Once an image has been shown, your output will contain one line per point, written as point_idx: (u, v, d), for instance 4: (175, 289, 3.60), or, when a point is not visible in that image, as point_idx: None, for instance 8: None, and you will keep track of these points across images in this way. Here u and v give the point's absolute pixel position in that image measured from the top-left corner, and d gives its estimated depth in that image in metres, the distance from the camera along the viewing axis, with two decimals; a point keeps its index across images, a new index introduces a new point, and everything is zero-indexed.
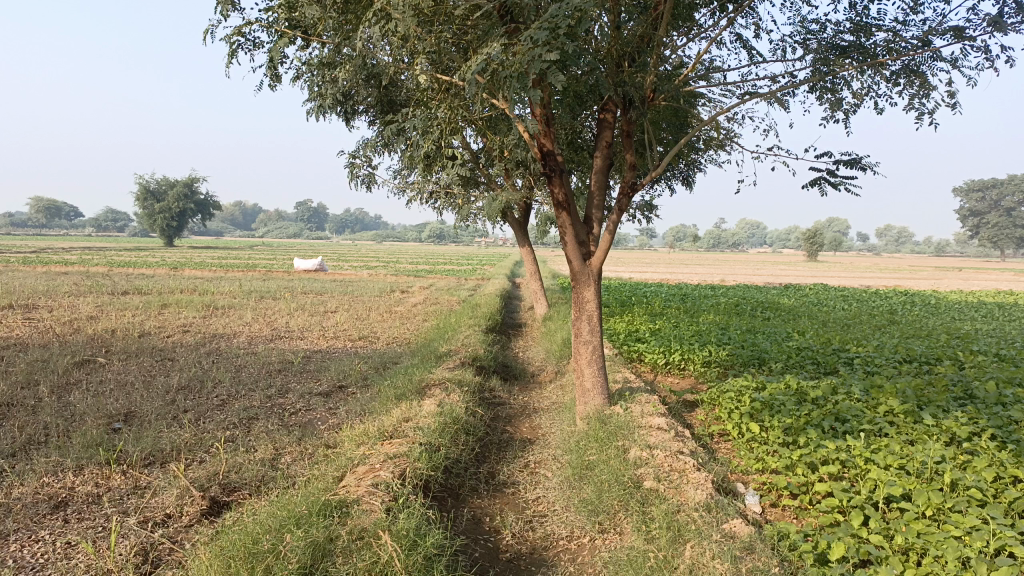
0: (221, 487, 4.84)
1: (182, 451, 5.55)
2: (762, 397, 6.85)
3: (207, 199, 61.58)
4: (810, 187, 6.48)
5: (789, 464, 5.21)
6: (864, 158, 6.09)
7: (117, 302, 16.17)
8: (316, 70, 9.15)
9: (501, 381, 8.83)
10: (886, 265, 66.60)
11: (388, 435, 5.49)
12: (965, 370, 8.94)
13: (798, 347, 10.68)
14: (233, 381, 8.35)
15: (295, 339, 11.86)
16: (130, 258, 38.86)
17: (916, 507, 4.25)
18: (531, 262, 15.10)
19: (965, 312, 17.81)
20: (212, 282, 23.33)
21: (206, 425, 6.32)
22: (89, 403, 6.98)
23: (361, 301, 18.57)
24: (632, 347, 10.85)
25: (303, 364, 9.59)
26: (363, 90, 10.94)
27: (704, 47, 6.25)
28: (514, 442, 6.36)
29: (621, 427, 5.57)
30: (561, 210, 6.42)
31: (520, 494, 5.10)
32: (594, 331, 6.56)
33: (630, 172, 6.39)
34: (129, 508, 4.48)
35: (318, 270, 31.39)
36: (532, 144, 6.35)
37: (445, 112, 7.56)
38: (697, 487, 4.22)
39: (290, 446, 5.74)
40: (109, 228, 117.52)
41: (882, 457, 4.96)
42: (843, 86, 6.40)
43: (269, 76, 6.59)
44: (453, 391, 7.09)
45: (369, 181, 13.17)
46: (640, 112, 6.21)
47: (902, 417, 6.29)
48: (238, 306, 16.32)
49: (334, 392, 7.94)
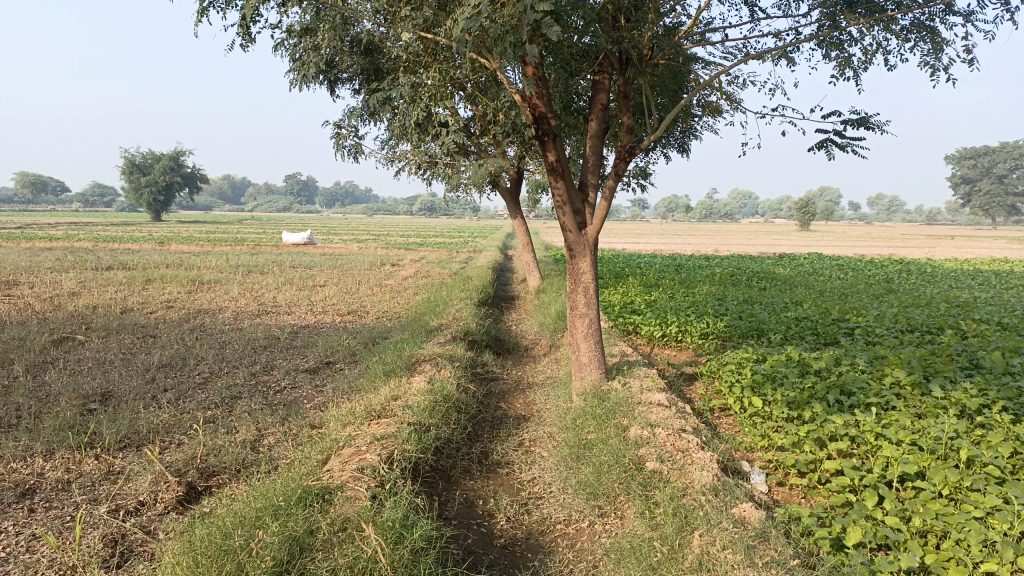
0: (199, 472, 4.60)
1: (159, 432, 5.29)
2: (763, 370, 6.62)
3: (194, 171, 60.77)
4: (816, 149, 6.19)
5: (796, 441, 4.98)
6: (873, 118, 5.80)
7: (100, 278, 15.78)
8: (299, 36, 8.75)
9: (493, 355, 8.59)
10: (878, 236, 66.58)
11: (376, 415, 5.23)
12: (969, 339, 8.75)
13: (796, 317, 10.46)
14: (217, 358, 8.07)
15: (282, 313, 11.58)
16: (116, 232, 38.47)
17: (932, 486, 4.05)
18: (523, 233, 14.55)
19: (962, 280, 17.60)
20: (198, 256, 22.89)
21: (185, 405, 6.04)
22: (65, 383, 6.69)
23: (350, 274, 18.24)
24: (628, 318, 10.60)
25: (290, 340, 9.30)
26: (347, 57, 10.55)
27: (704, 2, 5.92)
28: (508, 420, 6.13)
29: (620, 403, 5.33)
30: (555, 176, 6.12)
31: (515, 474, 4.87)
32: (591, 303, 6.30)
33: (628, 136, 6.07)
34: (99, 496, 4.22)
35: (307, 243, 31.06)
36: (524, 107, 6.03)
37: (433, 74, 7.17)
38: (702, 468, 3.99)
39: (273, 427, 5.47)
40: (96, 202, 116.46)
41: (893, 432, 4.73)
42: (851, 43, 6.09)
43: (244, 37, 6.19)
44: (444, 366, 6.83)
45: (356, 151, 12.79)
46: (638, 72, 5.90)
47: (909, 390, 6.09)
48: (225, 280, 15.98)
49: (322, 368, 7.68)
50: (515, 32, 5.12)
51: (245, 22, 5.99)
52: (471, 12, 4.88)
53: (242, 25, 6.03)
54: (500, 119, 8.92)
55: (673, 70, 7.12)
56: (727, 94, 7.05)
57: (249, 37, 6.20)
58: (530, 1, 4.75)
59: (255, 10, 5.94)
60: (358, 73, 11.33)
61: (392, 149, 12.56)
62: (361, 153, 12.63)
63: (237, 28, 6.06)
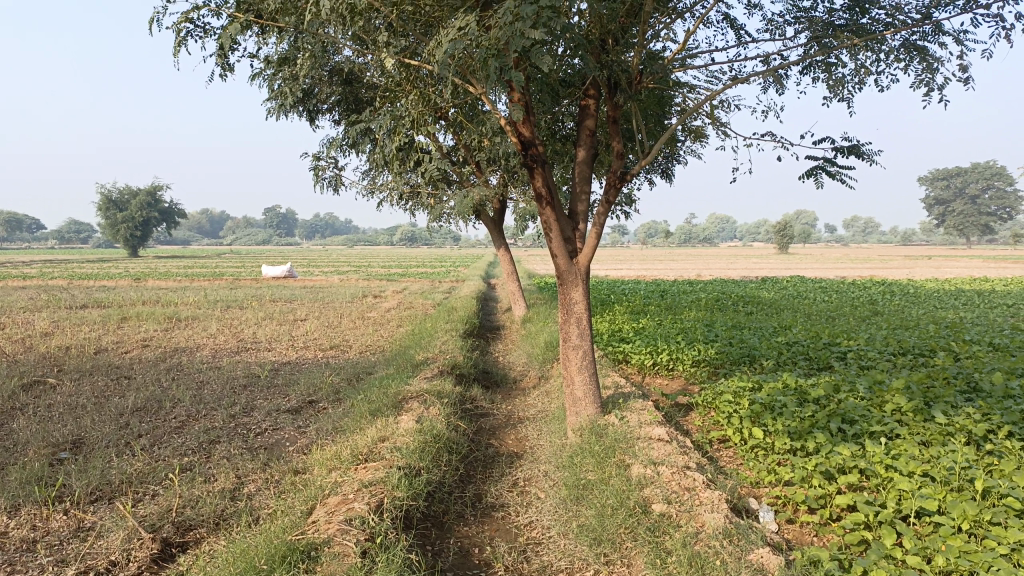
0: (175, 526, 4.31)
1: (133, 483, 5.00)
2: (761, 399, 6.42)
3: (172, 206, 60.35)
4: (808, 177, 6.05)
5: (804, 475, 4.77)
6: (865, 144, 5.68)
7: (74, 317, 15.37)
8: (278, 68, 8.59)
9: (482, 389, 8.35)
10: (856, 257, 67.26)
11: (363, 458, 4.97)
12: (963, 361, 8.64)
13: (787, 342, 10.32)
14: (194, 399, 7.76)
15: (262, 350, 11.28)
16: (90, 269, 38.02)
17: (951, 520, 3.86)
18: (508, 262, 14.36)
19: (945, 300, 17.67)
20: (176, 292, 22.49)
21: (161, 452, 5.75)
22: (33, 431, 6.36)
23: (331, 307, 17.95)
24: (617, 347, 10.41)
25: (271, 378, 9.00)
26: (327, 89, 10.42)
27: (691, 28, 5.81)
28: (501, 458, 5.89)
29: (619, 440, 5.11)
30: (545, 204, 5.94)
31: (511, 518, 4.62)
32: (584, 335, 6.10)
33: (619, 162, 5.93)
34: (68, 556, 3.92)
35: (287, 277, 30.77)
36: (511, 134, 5.88)
37: (416, 103, 6.99)
38: (712, 510, 3.79)
39: (254, 473, 5.19)
40: (71, 240, 115.21)
41: (904, 463, 4.55)
42: (840, 66, 6.00)
43: (223, 67, 5.98)
44: (432, 403, 6.58)
45: (336, 183, 12.61)
46: (627, 95, 5.78)
47: (912, 416, 5.93)
48: (203, 316, 15.63)
49: (304, 408, 7.39)
50: (502, 56, 4.98)
51: (222, 52, 5.78)
52: (457, 36, 4.74)
53: (219, 55, 5.81)
54: (483, 147, 8.77)
55: (659, 94, 7.02)
56: (714, 119, 6.93)
57: (227, 67, 5.98)
58: (516, 26, 4.61)
59: (232, 39, 5.73)
60: (337, 104, 11.19)
61: (373, 181, 12.40)
62: (341, 185, 12.44)
63: (214, 57, 5.85)
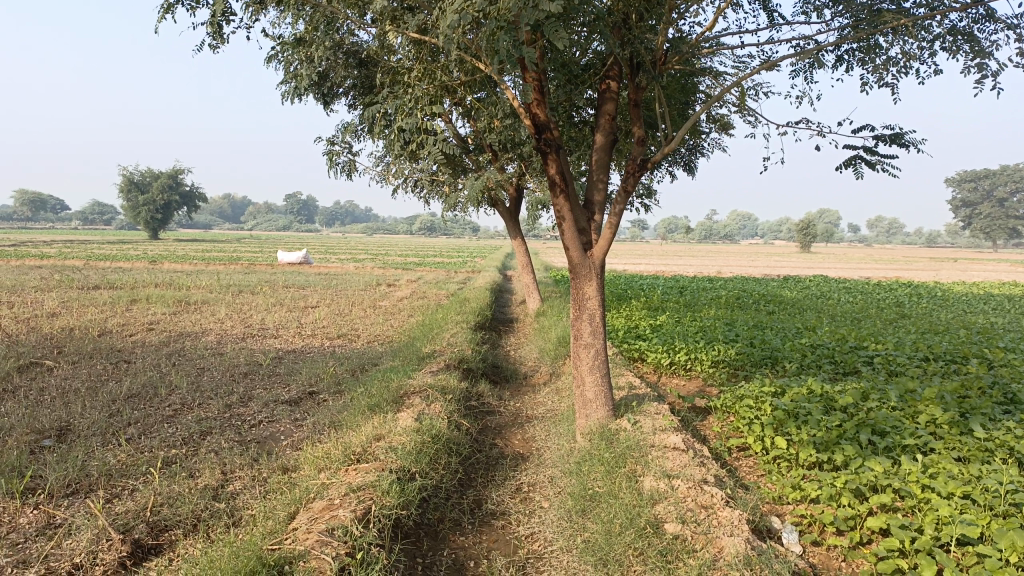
0: (149, 527, 4.01)
1: (112, 476, 4.71)
2: (784, 406, 6.01)
3: (193, 189, 60.48)
4: (844, 168, 5.54)
5: (832, 493, 4.37)
6: (910, 132, 5.17)
7: (84, 297, 15.19)
8: (293, 48, 8.26)
9: (490, 384, 8.02)
10: (880, 257, 66.32)
11: (355, 459, 4.64)
12: (997, 370, 8.17)
13: (811, 344, 9.87)
14: (191, 387, 7.48)
15: (268, 337, 11.00)
16: (108, 249, 38.14)
17: (998, 552, 3.45)
18: (523, 254, 13.99)
19: (975, 304, 17.10)
20: (189, 275, 22.31)
21: (147, 443, 5.46)
22: (20, 416, 6.10)
23: (344, 295, 17.69)
24: (633, 345, 10.04)
25: (273, 366, 8.72)
26: (341, 69, 10.09)
27: (720, 6, 5.36)
28: (505, 459, 5.55)
29: (631, 448, 4.75)
30: (558, 191, 5.56)
31: (511, 528, 4.27)
32: (597, 333, 5.72)
33: (639, 148, 5.54)
34: (30, 557, 3.62)
35: (302, 263, 30.65)
36: (524, 116, 5.50)
37: (427, 81, 6.58)
38: (731, 532, 3.44)
39: (241, 470, 4.89)
40: (94, 220, 116.30)
41: (942, 484, 4.14)
42: (884, 51, 5.51)
43: (216, 37, 5.59)
44: (435, 399, 6.24)
45: (350, 168, 12.32)
46: (651, 77, 5.40)
47: (947, 429, 5.51)
48: (213, 301, 15.42)
49: (304, 399, 7.10)
50: (504, 29, 4.56)
51: (216, 20, 5.39)
52: (461, 4, 4.39)
53: (213, 23, 5.42)
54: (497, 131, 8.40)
55: (682, 80, 6.63)
56: (740, 107, 6.48)
57: (221, 37, 5.59)
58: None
59: (227, 7, 5.35)
60: (352, 87, 10.86)
61: (387, 166, 12.08)
62: (354, 170, 12.12)
63: (207, 26, 5.46)
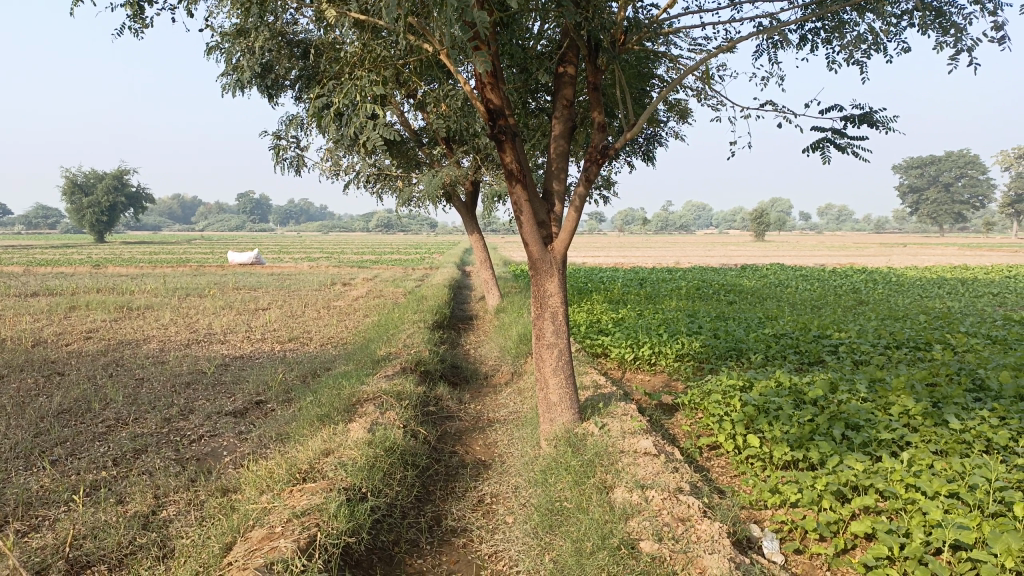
0: (69, 563, 3.59)
1: (31, 506, 4.26)
2: (754, 401, 5.77)
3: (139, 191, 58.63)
4: (812, 151, 5.30)
5: (813, 495, 4.13)
6: (879, 112, 4.95)
7: (19, 306, 14.41)
8: (232, 38, 7.80)
9: (448, 387, 7.68)
10: (833, 244, 67.43)
11: (301, 478, 4.27)
12: (962, 356, 8.08)
13: (775, 334, 9.71)
14: (129, 400, 6.99)
15: (215, 342, 10.47)
16: (50, 254, 36.74)
17: (993, 557, 3.22)
18: (481, 249, 13.63)
19: (930, 289, 17.25)
20: (134, 279, 21.45)
21: (74, 465, 4.99)
22: None
23: (297, 296, 17.13)
24: (595, 340, 9.76)
25: (219, 374, 8.26)
26: (284, 60, 9.60)
27: None
28: (465, 469, 5.22)
29: (599, 455, 4.46)
30: (514, 182, 5.22)
31: (473, 546, 3.95)
32: (559, 332, 5.42)
33: (599, 135, 5.24)
34: None
35: (254, 264, 29.85)
36: (476, 102, 5.15)
37: (374, 67, 6.17)
38: (712, 549, 3.17)
39: (176, 493, 4.47)
40: (37, 224, 112.58)
41: (927, 482, 3.92)
42: (850, 27, 5.28)
43: (137, 21, 5.14)
44: (390, 407, 5.87)
45: (299, 164, 11.82)
46: (610, 58, 5.09)
47: (922, 420, 5.32)
48: (159, 306, 14.74)
49: (250, 410, 6.67)
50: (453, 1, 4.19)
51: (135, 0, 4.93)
52: None
53: (131, 4, 4.96)
54: (448, 121, 8.02)
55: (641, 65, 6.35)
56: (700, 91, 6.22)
57: (142, 20, 5.14)
58: None
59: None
60: (298, 79, 10.39)
61: (337, 161, 11.63)
62: (303, 167, 11.64)
63: (125, 8, 5.00)
